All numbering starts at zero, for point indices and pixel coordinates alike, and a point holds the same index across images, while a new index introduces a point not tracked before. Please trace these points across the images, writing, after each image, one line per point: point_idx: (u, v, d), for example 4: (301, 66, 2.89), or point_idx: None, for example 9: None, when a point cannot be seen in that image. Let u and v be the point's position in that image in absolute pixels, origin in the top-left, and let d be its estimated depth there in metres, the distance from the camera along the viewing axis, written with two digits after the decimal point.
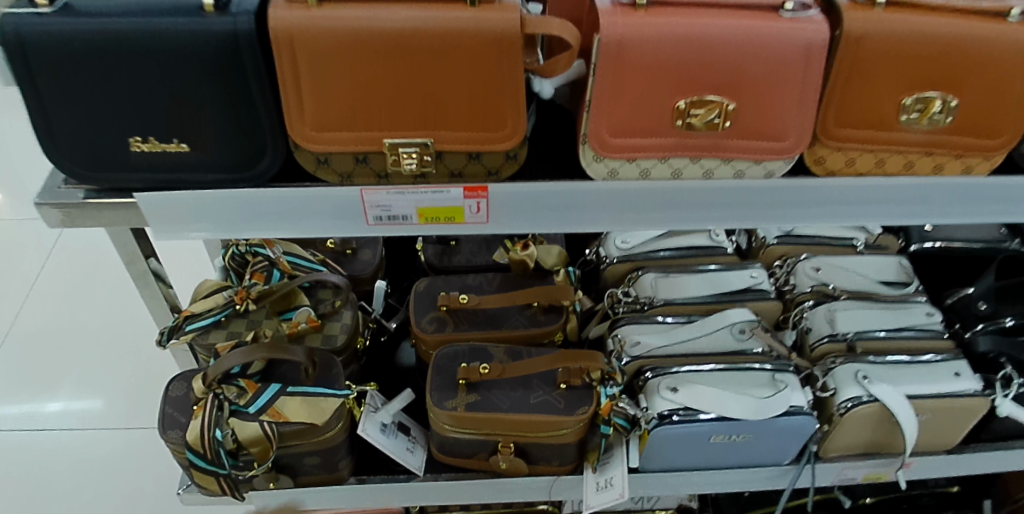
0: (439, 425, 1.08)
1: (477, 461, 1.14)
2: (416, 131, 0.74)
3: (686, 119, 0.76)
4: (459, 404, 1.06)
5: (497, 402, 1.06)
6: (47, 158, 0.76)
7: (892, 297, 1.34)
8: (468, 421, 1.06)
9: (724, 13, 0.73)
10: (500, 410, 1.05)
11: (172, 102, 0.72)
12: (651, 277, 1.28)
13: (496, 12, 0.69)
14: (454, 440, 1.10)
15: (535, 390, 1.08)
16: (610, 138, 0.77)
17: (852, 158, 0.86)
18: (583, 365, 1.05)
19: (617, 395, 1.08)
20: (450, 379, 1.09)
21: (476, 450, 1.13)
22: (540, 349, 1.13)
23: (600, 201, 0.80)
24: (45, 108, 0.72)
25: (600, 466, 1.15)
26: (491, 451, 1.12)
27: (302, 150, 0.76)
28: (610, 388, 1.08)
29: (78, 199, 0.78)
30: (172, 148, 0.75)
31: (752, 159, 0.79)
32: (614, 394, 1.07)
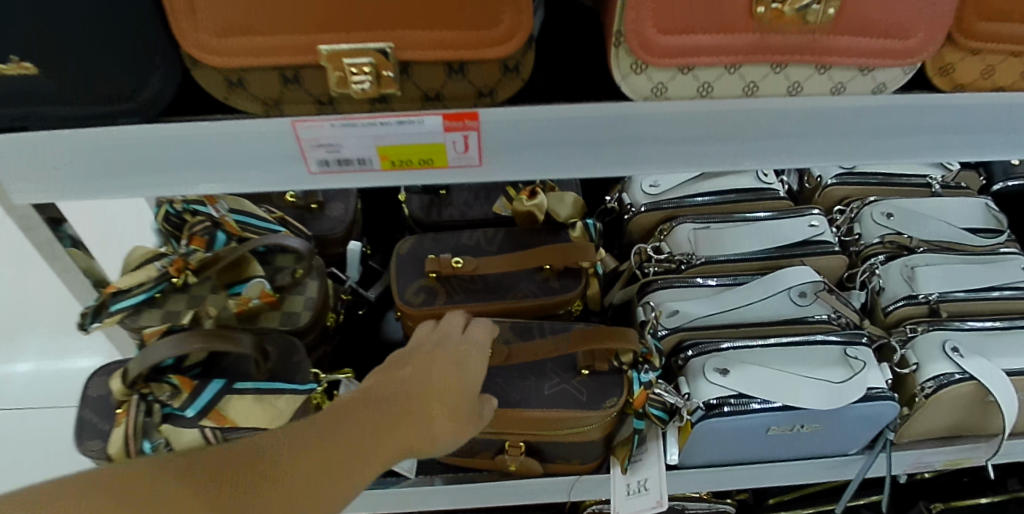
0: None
1: (480, 459, 0.95)
2: (367, 34, 0.49)
3: (772, 4, 0.50)
4: None
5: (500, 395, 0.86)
6: None
7: (979, 248, 1.09)
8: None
9: None
10: (504, 405, 0.85)
11: None
12: (689, 229, 1.03)
13: None
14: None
15: (549, 378, 0.87)
16: (655, 37, 0.52)
17: (992, 66, 0.59)
18: (613, 346, 0.84)
19: (654, 381, 0.87)
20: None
21: (479, 449, 0.93)
22: (554, 324, 0.91)
23: (636, 132, 0.55)
24: None
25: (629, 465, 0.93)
26: (498, 450, 0.92)
27: (200, 64, 0.51)
28: (646, 374, 0.87)
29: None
30: (9, 69, 0.50)
31: (859, 65, 0.55)
32: (649, 381, 0.86)
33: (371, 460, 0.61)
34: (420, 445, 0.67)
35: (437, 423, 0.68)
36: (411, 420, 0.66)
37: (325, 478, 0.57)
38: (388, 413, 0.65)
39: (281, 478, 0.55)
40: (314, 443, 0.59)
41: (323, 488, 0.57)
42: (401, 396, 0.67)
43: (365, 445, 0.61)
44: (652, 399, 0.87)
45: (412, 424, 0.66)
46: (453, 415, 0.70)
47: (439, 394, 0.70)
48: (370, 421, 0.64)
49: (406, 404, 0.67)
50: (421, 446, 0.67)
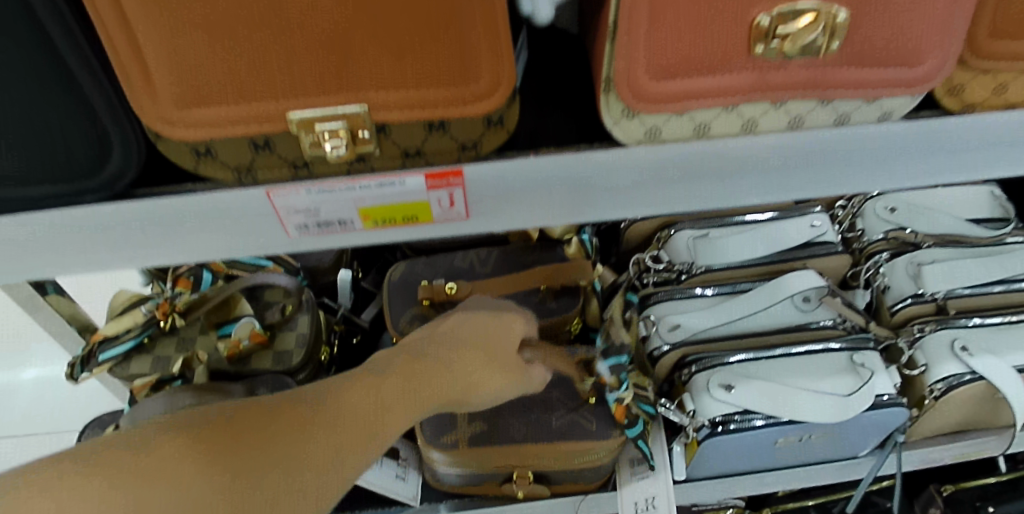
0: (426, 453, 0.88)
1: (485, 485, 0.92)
2: (348, 97, 0.46)
3: (772, 43, 0.47)
4: (459, 439, 0.85)
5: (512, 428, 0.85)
6: None
7: (986, 238, 1.07)
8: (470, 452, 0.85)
9: None
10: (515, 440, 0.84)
11: None
12: (687, 237, 1.01)
13: None
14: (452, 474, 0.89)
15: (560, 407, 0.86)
16: (649, 84, 0.48)
17: (1004, 84, 0.57)
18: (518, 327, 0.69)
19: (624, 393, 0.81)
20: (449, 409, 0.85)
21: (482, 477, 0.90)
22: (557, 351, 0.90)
23: (633, 178, 0.53)
24: None
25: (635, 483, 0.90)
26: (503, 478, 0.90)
27: (164, 139, 0.48)
28: (612, 393, 0.82)
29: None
30: None
31: (867, 96, 0.52)
32: (620, 396, 0.81)
33: (398, 408, 0.58)
34: (457, 392, 0.62)
35: (474, 371, 0.63)
36: (430, 365, 0.61)
37: (353, 422, 0.55)
38: (410, 363, 0.61)
39: (309, 425, 0.53)
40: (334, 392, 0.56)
41: (351, 431, 0.55)
42: (426, 353, 0.63)
43: (390, 390, 0.59)
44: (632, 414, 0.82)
45: (442, 374, 0.61)
46: (498, 363, 0.64)
47: (470, 346, 0.64)
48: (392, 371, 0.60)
49: (430, 354, 0.62)
50: (450, 394, 0.62)
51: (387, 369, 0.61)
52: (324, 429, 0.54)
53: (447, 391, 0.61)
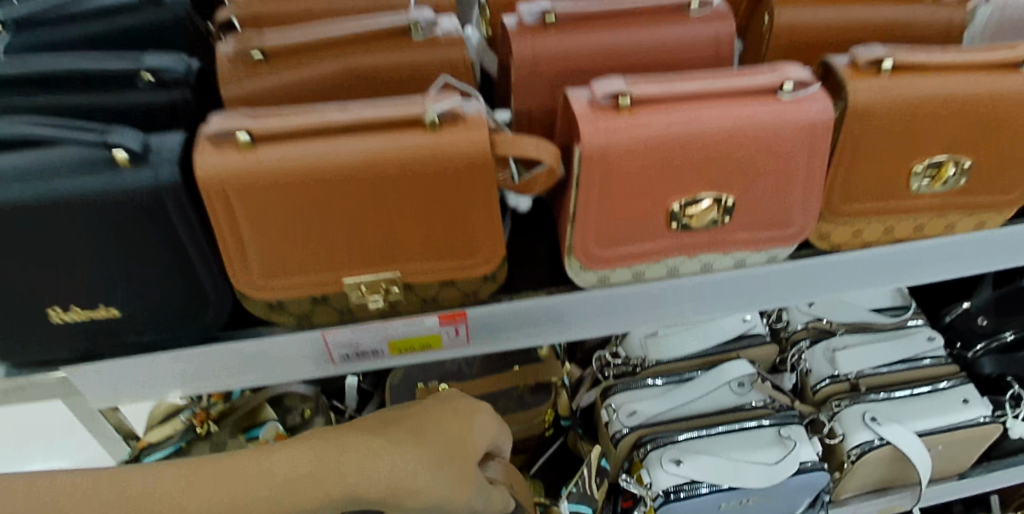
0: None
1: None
2: (388, 267, 0.65)
3: (682, 220, 0.68)
4: None
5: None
6: None
7: (888, 326, 1.27)
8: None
9: (720, 104, 0.64)
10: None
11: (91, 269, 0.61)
12: (639, 336, 1.20)
13: (461, 131, 0.59)
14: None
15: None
16: (598, 250, 0.69)
17: (859, 230, 0.78)
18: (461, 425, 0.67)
19: None
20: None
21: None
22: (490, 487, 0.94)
23: (590, 311, 0.72)
24: None
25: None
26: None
27: (248, 297, 0.65)
28: None
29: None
30: (100, 314, 0.64)
31: (756, 248, 0.72)
32: None
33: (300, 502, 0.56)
34: (388, 493, 0.59)
35: (414, 467, 0.61)
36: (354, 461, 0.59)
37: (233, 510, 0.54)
38: (345, 445, 0.60)
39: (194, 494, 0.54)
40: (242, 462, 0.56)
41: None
42: (372, 439, 0.61)
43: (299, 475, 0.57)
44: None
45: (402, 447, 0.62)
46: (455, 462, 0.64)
47: (419, 444, 0.62)
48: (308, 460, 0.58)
49: (370, 439, 0.61)
50: (375, 493, 0.59)
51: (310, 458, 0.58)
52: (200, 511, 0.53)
53: (367, 489, 0.58)
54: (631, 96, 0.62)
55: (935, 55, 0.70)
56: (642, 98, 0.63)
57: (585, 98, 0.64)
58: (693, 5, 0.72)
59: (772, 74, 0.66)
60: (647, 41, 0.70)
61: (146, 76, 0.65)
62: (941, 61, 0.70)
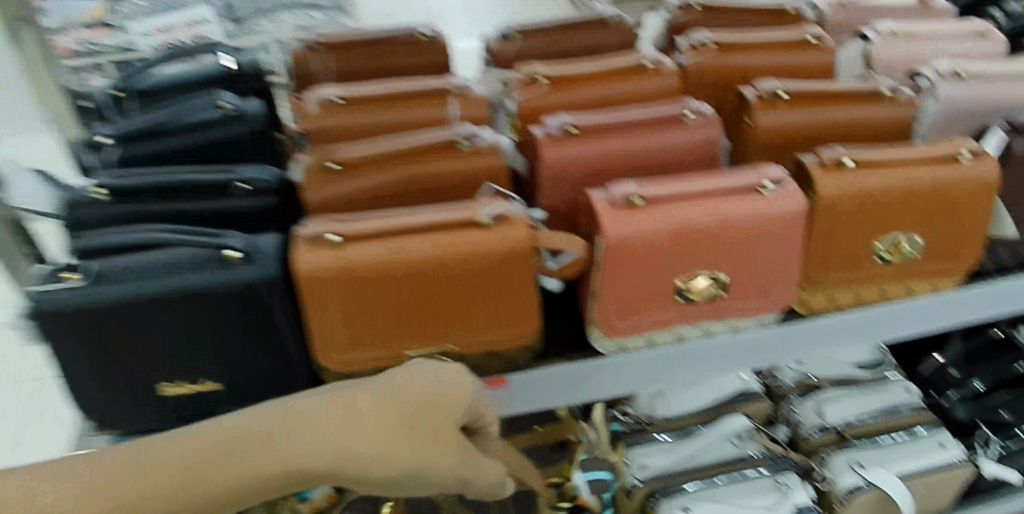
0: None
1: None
2: (445, 340, 0.78)
3: (685, 294, 0.81)
4: None
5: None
6: (81, 411, 0.76)
7: (870, 379, 1.40)
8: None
9: (713, 199, 0.78)
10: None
11: (200, 349, 0.73)
12: (645, 396, 1.33)
13: (508, 229, 0.73)
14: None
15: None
16: (616, 321, 0.82)
17: (832, 296, 0.92)
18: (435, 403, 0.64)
19: None
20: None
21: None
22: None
23: (611, 373, 0.84)
24: (76, 373, 0.73)
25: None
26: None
27: (326, 369, 0.78)
28: None
29: (101, 445, 0.78)
30: (202, 387, 0.76)
31: (747, 315, 0.86)
32: None
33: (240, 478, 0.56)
34: (336, 459, 0.59)
35: (364, 427, 0.60)
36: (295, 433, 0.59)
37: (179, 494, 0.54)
38: (314, 418, 0.60)
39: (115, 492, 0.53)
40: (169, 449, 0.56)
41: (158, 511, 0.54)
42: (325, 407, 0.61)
43: (232, 452, 0.57)
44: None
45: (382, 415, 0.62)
46: (440, 437, 0.63)
47: (396, 418, 0.61)
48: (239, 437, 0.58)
49: (338, 405, 0.61)
50: (317, 461, 0.58)
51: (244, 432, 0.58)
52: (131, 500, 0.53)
53: (305, 459, 0.58)
54: (642, 196, 0.77)
55: (888, 153, 0.85)
56: (650, 196, 0.77)
57: (604, 197, 0.78)
58: (687, 115, 0.87)
59: (753, 174, 0.81)
60: (650, 147, 0.85)
61: (240, 184, 0.78)
62: (891, 157, 0.85)
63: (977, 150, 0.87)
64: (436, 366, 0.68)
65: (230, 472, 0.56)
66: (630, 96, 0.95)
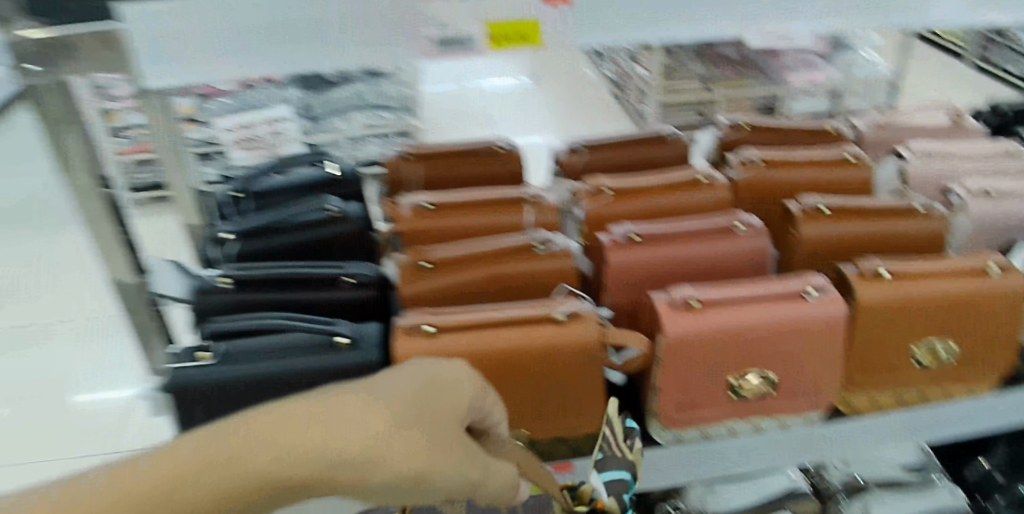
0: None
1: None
2: (519, 425, 0.87)
3: (737, 390, 0.89)
4: None
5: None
6: None
7: (917, 482, 1.41)
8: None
9: (761, 303, 0.88)
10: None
11: None
12: (697, 491, 1.38)
13: (582, 325, 0.84)
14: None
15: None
16: (675, 413, 0.91)
17: (876, 399, 0.97)
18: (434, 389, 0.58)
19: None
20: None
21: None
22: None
23: (669, 463, 0.91)
24: None
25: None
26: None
27: None
28: None
29: None
30: None
31: (796, 413, 0.93)
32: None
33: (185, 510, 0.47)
34: (324, 466, 0.49)
35: (330, 430, 0.50)
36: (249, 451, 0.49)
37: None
38: (292, 420, 0.50)
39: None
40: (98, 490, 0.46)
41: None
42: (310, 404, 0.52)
43: (165, 492, 0.46)
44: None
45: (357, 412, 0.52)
46: (438, 433, 0.55)
47: (397, 412, 0.53)
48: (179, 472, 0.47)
49: (321, 402, 0.52)
50: (302, 473, 0.49)
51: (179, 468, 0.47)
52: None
53: (284, 470, 0.49)
54: (699, 300, 0.87)
55: (920, 265, 0.94)
56: (706, 300, 0.87)
57: (664, 299, 0.88)
58: (738, 226, 0.97)
59: (797, 282, 0.90)
60: (704, 255, 0.96)
61: (347, 278, 0.90)
62: (924, 269, 0.93)
63: (1006, 264, 0.95)
64: (424, 362, 0.63)
65: (179, 504, 0.47)
66: (686, 207, 1.06)
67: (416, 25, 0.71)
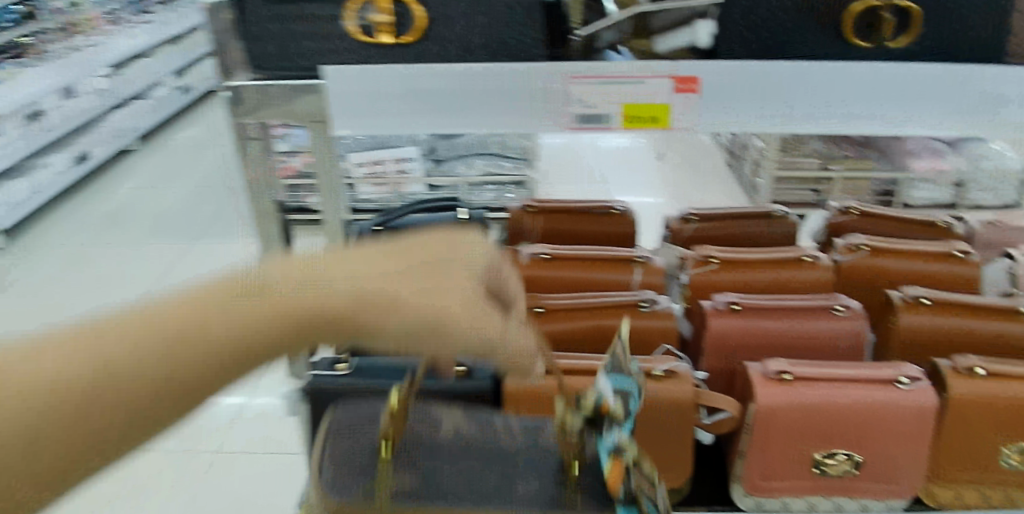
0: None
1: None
2: None
3: (821, 466, 0.93)
4: None
5: (447, 483, 0.70)
6: None
7: None
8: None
9: (850, 385, 0.92)
10: (457, 503, 0.69)
11: None
12: None
13: (677, 384, 0.92)
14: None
15: (524, 470, 0.73)
16: (759, 481, 0.95)
17: (963, 496, 0.98)
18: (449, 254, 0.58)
19: (620, 445, 0.65)
20: (362, 457, 0.72)
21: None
22: (518, 422, 0.79)
23: None
24: None
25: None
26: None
27: None
28: (612, 435, 0.66)
29: None
30: None
31: (878, 498, 0.95)
32: (619, 444, 0.65)
33: (191, 364, 0.45)
34: (337, 304, 0.48)
35: (326, 280, 0.49)
36: (242, 296, 0.47)
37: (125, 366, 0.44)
38: (285, 271, 0.50)
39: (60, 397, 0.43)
40: (71, 352, 0.44)
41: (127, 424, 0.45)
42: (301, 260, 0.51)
43: (171, 343, 0.45)
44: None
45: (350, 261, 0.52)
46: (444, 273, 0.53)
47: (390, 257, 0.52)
48: (169, 322, 0.45)
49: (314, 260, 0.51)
50: (312, 308, 0.48)
51: (170, 317, 0.46)
52: (90, 407, 0.44)
53: (294, 304, 0.48)
54: (791, 374, 0.92)
55: (1019, 367, 0.95)
56: (798, 375, 0.92)
57: (759, 370, 0.94)
58: (837, 309, 1.02)
59: (889, 369, 0.93)
60: (800, 333, 1.01)
61: None
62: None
63: None
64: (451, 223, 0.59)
65: (198, 340, 0.46)
66: (788, 285, 1.11)
67: (563, 104, 0.84)
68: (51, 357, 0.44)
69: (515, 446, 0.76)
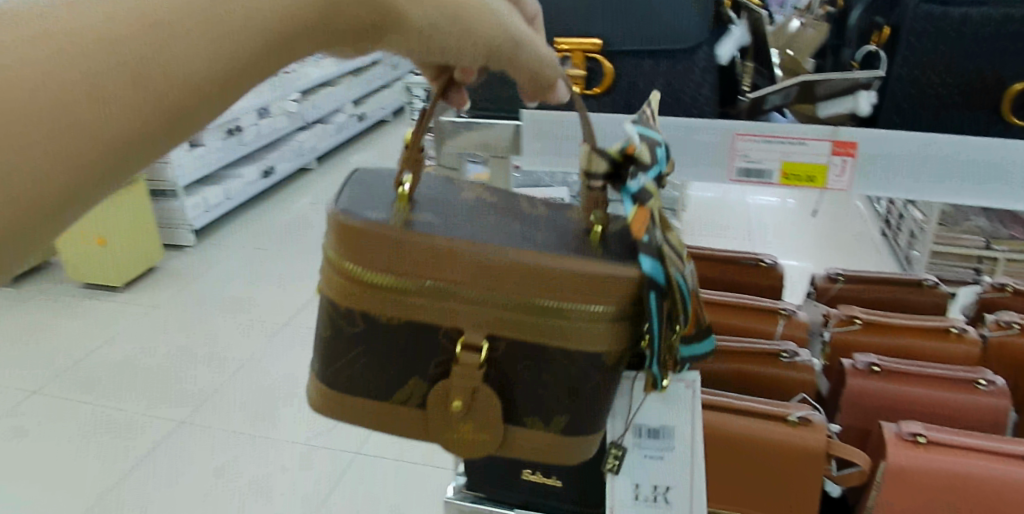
0: (326, 329, 0.78)
1: (401, 418, 0.79)
2: (736, 506, 1.01)
3: None
4: None
5: (458, 225, 0.74)
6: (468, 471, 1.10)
7: None
8: (359, 251, 0.72)
9: (984, 456, 0.93)
10: (454, 238, 0.71)
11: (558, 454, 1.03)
12: None
13: (811, 431, 0.97)
14: (367, 357, 0.77)
15: (542, 229, 0.76)
16: None
17: None
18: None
19: (643, 189, 0.69)
20: (381, 196, 0.78)
21: (409, 392, 0.78)
22: (544, 205, 0.84)
23: None
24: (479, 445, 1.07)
25: (611, 420, 0.89)
26: (436, 376, 0.76)
27: None
28: (635, 183, 0.70)
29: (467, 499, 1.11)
30: (549, 481, 1.04)
31: None
32: (640, 189, 0.69)
33: (175, 101, 0.55)
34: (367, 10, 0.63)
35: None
36: (207, 20, 0.55)
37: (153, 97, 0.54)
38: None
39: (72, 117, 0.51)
40: (117, 82, 0.51)
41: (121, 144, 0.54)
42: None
43: (195, 68, 0.55)
44: (687, 300, 0.72)
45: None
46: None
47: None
48: (129, 49, 0.52)
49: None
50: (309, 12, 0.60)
51: (133, 38, 0.52)
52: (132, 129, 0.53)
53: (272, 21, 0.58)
54: (926, 437, 0.95)
55: None
56: (934, 439, 0.95)
57: (894, 430, 0.97)
58: (980, 383, 1.02)
59: None
60: (939, 401, 1.02)
61: None
62: None
63: None
64: None
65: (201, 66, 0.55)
66: (929, 353, 1.13)
67: (729, 158, 0.96)
68: (54, 76, 0.50)
69: (534, 214, 0.80)
